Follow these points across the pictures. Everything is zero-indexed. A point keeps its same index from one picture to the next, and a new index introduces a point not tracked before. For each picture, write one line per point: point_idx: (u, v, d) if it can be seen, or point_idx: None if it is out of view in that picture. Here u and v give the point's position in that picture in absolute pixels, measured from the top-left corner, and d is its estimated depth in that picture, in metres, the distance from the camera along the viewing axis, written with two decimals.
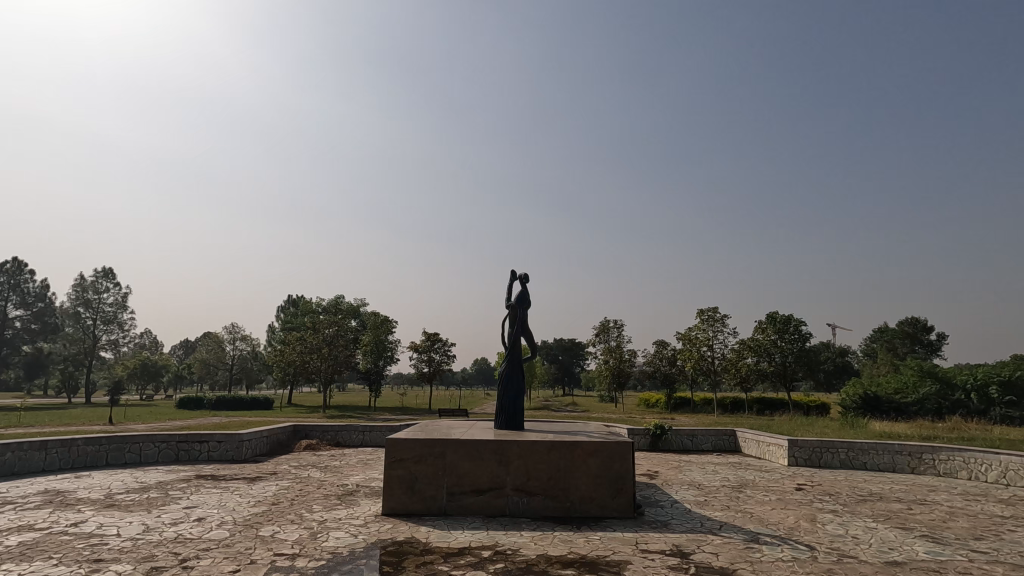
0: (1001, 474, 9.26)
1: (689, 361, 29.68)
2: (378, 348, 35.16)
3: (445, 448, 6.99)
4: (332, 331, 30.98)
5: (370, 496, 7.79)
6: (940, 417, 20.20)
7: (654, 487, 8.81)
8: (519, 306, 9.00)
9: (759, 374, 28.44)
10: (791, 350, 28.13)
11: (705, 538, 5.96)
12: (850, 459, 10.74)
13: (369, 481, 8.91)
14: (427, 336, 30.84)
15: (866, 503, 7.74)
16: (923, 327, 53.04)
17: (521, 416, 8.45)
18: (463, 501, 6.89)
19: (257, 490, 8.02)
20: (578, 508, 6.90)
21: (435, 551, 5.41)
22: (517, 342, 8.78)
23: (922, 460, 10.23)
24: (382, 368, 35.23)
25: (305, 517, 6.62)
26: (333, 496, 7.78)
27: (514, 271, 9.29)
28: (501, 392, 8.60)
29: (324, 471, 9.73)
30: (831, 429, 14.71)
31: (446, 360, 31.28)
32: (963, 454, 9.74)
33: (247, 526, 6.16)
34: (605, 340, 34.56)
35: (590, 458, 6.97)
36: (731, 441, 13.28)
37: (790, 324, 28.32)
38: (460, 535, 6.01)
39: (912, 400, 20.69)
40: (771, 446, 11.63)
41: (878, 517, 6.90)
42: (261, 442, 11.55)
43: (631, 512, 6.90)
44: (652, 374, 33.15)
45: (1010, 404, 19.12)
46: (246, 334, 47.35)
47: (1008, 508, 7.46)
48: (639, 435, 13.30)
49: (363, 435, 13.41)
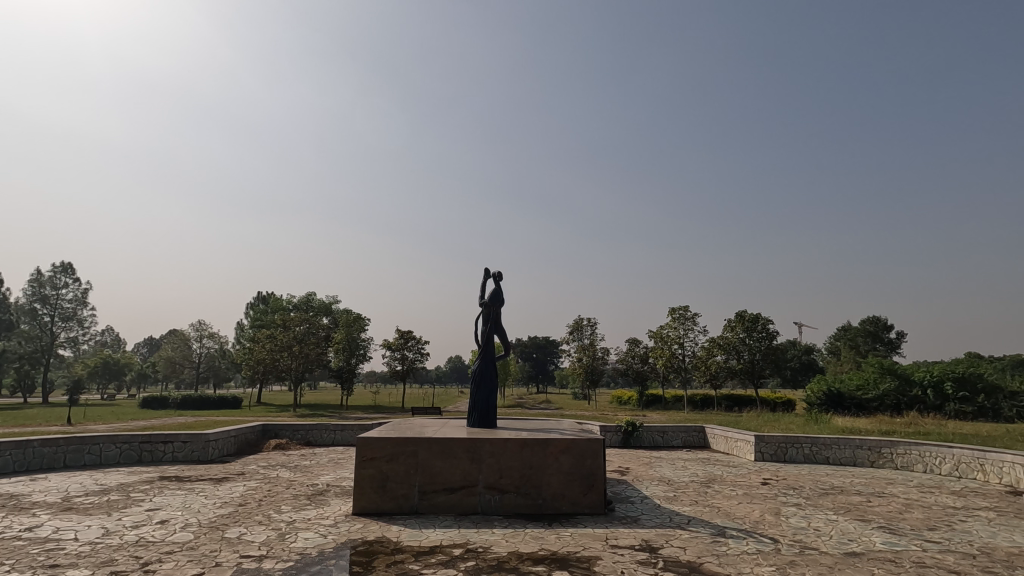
0: (953, 467, 9.64)
1: (661, 359, 30.14)
2: (350, 347, 34.70)
3: (418, 446, 6.95)
4: (303, 330, 30.48)
5: (340, 496, 7.70)
6: (898, 412, 20.93)
7: (625, 483, 8.93)
8: (492, 304, 8.99)
9: (729, 371, 29.00)
10: (758, 348, 28.89)
11: (674, 533, 6.08)
12: (814, 454, 11.07)
13: (340, 480, 8.80)
14: (400, 333, 30.62)
15: (828, 496, 7.99)
16: (884, 327, 55.01)
17: (493, 414, 8.45)
18: (435, 500, 6.86)
19: (223, 491, 7.85)
20: (549, 505, 6.95)
21: (407, 551, 5.38)
22: (490, 340, 8.77)
23: (881, 454, 10.60)
24: (355, 366, 34.60)
25: (273, 518, 6.52)
26: (302, 497, 7.65)
27: (487, 270, 9.28)
28: (473, 390, 8.59)
29: (293, 471, 9.55)
30: (796, 424, 15.16)
31: (420, 358, 31.06)
32: (918, 448, 10.14)
33: (213, 529, 6.03)
34: (579, 339, 34.82)
35: (562, 455, 7.02)
36: (700, 437, 13.56)
37: (757, 323, 29.04)
38: (432, 534, 5.98)
39: (873, 395, 21.39)
40: (739, 442, 11.90)
41: (839, 510, 7.14)
42: (228, 442, 11.29)
43: (602, 508, 6.99)
44: (625, 372, 33.47)
45: (963, 400, 19.94)
46: (214, 332, 46.29)
47: (959, 500, 7.80)
48: (611, 432, 13.44)
49: (334, 434, 13.25)
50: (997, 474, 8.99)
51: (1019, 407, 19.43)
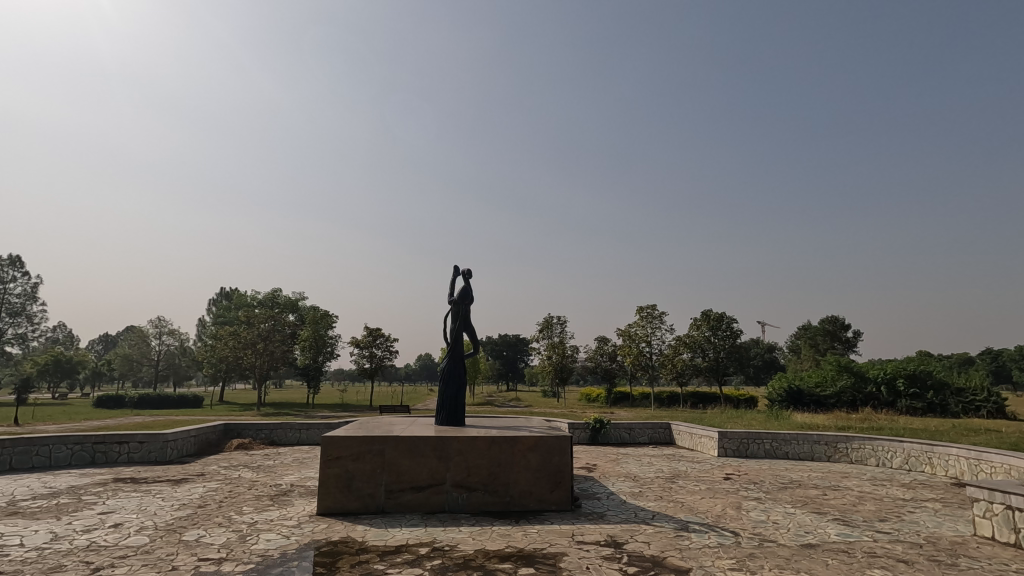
0: (904, 460, 10.09)
1: (629, 356, 30.49)
2: (317, 344, 34.16)
3: (385, 445, 6.87)
4: (268, 326, 29.90)
5: (305, 496, 7.58)
6: (855, 408, 21.69)
7: (592, 479, 9.02)
8: (461, 301, 8.96)
9: (694, 369, 29.56)
10: (723, 346, 29.73)
11: (638, 528, 6.18)
12: (774, 449, 11.40)
13: (305, 480, 8.65)
14: (369, 331, 30.27)
15: (786, 490, 8.24)
16: (841, 326, 57.00)
17: (462, 412, 8.42)
18: (402, 498, 6.81)
19: (182, 493, 7.60)
20: (516, 502, 6.96)
21: (372, 551, 5.32)
22: (458, 337, 8.74)
23: (837, 449, 10.98)
24: (322, 364, 34.04)
25: (234, 519, 6.35)
26: (265, 497, 7.50)
27: (457, 267, 9.26)
28: (441, 388, 8.54)
29: (256, 471, 9.35)
30: (757, 421, 15.56)
31: (389, 356, 30.75)
32: (872, 442, 10.56)
33: (169, 531, 5.83)
34: (549, 336, 35.00)
35: (529, 452, 7.06)
36: (666, 434, 13.82)
37: (722, 321, 29.91)
38: (398, 533, 5.92)
39: (830, 392, 22.14)
40: (703, 438, 12.17)
41: (797, 503, 7.38)
42: (187, 442, 10.96)
43: (569, 504, 7.05)
44: (593, 369, 33.76)
45: (914, 396, 20.87)
46: (174, 329, 44.82)
47: (910, 492, 8.15)
48: (579, 429, 13.56)
49: (300, 433, 13.02)
50: (944, 466, 9.42)
51: (965, 402, 20.44)
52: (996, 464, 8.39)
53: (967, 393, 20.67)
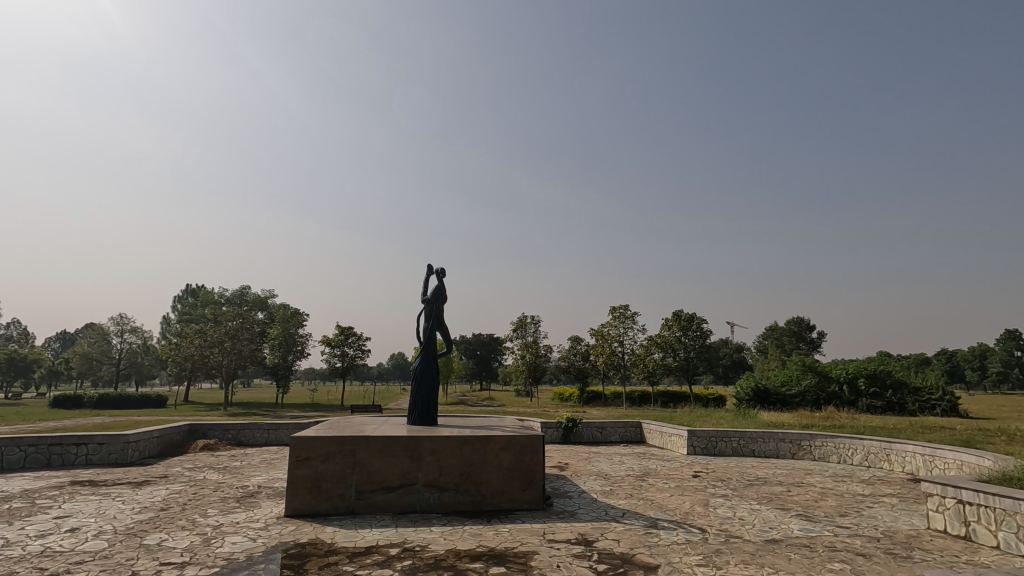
0: (863, 457, 10.44)
1: (601, 356, 30.76)
2: (287, 343, 33.60)
3: (356, 445, 6.79)
4: (235, 325, 29.32)
5: (273, 498, 7.43)
6: (818, 407, 22.29)
7: (563, 478, 9.07)
8: (434, 301, 8.91)
9: (665, 369, 29.99)
10: (693, 346, 30.27)
11: (609, 525, 6.26)
12: (741, 447, 11.65)
13: (273, 481, 8.49)
14: (341, 329, 29.86)
15: (752, 487, 8.44)
16: (806, 327, 58.71)
17: (435, 411, 8.38)
18: (373, 499, 6.73)
19: (143, 495, 7.38)
20: (489, 501, 6.96)
21: (341, 552, 5.25)
22: (431, 337, 8.68)
23: (801, 446, 11.30)
24: (291, 363, 33.44)
25: (199, 522, 6.19)
26: (231, 499, 7.33)
27: (430, 266, 9.21)
28: (414, 388, 8.47)
29: (222, 473, 9.13)
30: (724, 420, 15.70)
31: (360, 355, 30.40)
32: (834, 441, 10.90)
33: (130, 535, 5.65)
34: (522, 336, 35.05)
35: (501, 451, 7.07)
36: (636, 432, 14.00)
37: (692, 322, 30.45)
38: (368, 534, 5.87)
39: (795, 391, 22.66)
40: (673, 437, 12.38)
41: (762, 500, 7.56)
42: (150, 443, 10.63)
43: (540, 503, 7.08)
44: (566, 369, 33.92)
45: (874, 395, 21.64)
46: (137, 326, 43.37)
47: (869, 487, 8.45)
48: (552, 429, 13.62)
49: (268, 433, 12.77)
50: (901, 463, 9.79)
51: (921, 401, 21.31)
52: (949, 460, 8.77)
53: (923, 392, 21.54)
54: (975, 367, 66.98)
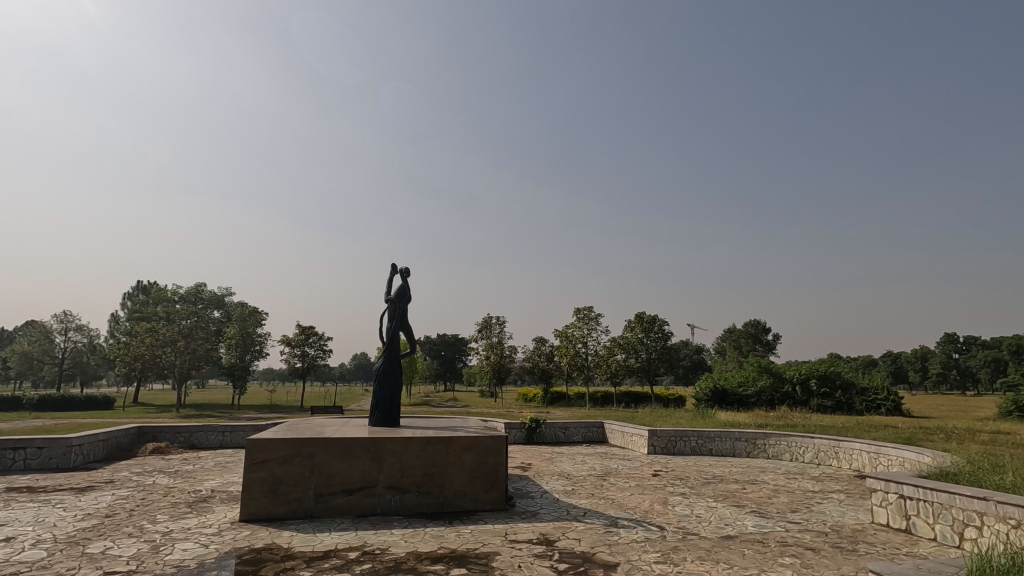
0: (814, 455, 10.86)
1: (565, 357, 30.99)
2: (244, 343, 32.65)
3: (315, 448, 6.65)
4: (190, 323, 28.28)
5: (227, 502, 7.20)
6: (773, 407, 22.91)
7: (526, 478, 9.10)
8: (398, 300, 8.81)
9: (627, 369, 30.45)
10: (654, 348, 30.87)
11: (570, 525, 6.32)
12: (699, 446, 11.95)
13: (228, 485, 8.22)
14: (301, 329, 29.19)
15: (709, 485, 8.66)
16: (762, 329, 60.81)
17: (397, 413, 8.28)
18: (333, 502, 6.60)
19: (87, 502, 7.02)
20: (451, 503, 6.92)
21: (298, 557, 5.13)
22: (395, 337, 8.59)
23: (756, 445, 11.66)
24: (249, 363, 32.49)
25: (147, 529, 5.93)
26: (182, 504, 7.05)
27: (395, 265, 9.12)
28: (376, 389, 8.35)
29: (174, 477, 8.78)
30: (684, 420, 15.89)
31: (322, 355, 29.80)
32: (787, 439, 11.30)
33: (72, 544, 5.37)
34: (487, 336, 35.01)
35: (464, 452, 7.04)
36: (599, 432, 14.18)
37: (654, 324, 31.04)
38: (326, 538, 5.75)
39: (752, 392, 23.23)
40: (634, 437, 12.58)
41: (718, 497, 7.78)
42: (95, 447, 10.12)
43: (502, 504, 7.09)
44: (531, 370, 34.04)
45: (824, 395, 22.63)
46: (82, 325, 41.32)
47: (819, 484, 8.79)
48: (515, 429, 13.64)
49: (223, 436, 12.36)
50: (848, 460, 10.22)
51: (867, 400, 22.39)
52: (892, 457, 9.21)
53: (869, 392, 22.64)
54: (917, 368, 70.71)
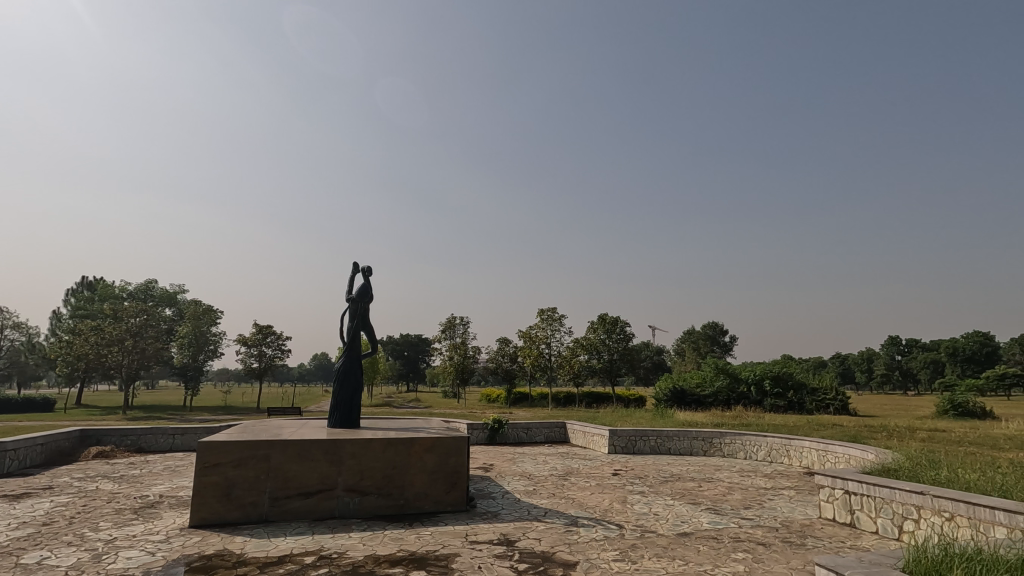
0: (767, 453, 11.22)
1: (529, 358, 31.13)
2: (197, 342, 31.55)
3: (271, 449, 6.47)
4: (139, 322, 27.09)
5: (176, 508, 6.92)
6: (728, 406, 23.60)
7: (488, 479, 9.09)
8: (360, 299, 8.66)
9: (590, 370, 30.81)
10: (616, 349, 31.33)
11: (531, 525, 6.34)
12: (658, 445, 12.18)
13: (177, 490, 7.90)
14: (259, 328, 28.36)
15: (668, 483, 8.85)
16: (720, 331, 62.60)
17: (357, 413, 8.14)
18: (289, 505, 6.44)
19: (22, 510, 6.63)
20: (411, 505, 6.85)
21: (251, 563, 4.98)
22: (356, 337, 8.44)
23: (712, 444, 11.96)
24: (202, 363, 31.37)
25: (88, 537, 5.65)
26: (128, 510, 6.75)
27: (357, 263, 8.96)
28: (335, 389, 8.18)
29: (118, 482, 8.38)
30: (644, 420, 16.16)
31: (279, 355, 29.03)
32: (742, 438, 11.64)
33: (4, 555, 5.06)
34: (451, 337, 34.82)
35: (426, 454, 6.99)
36: (561, 432, 14.29)
37: (616, 325, 31.50)
38: (281, 543, 5.60)
39: (709, 392, 23.86)
40: (595, 437, 12.74)
41: (675, 495, 7.95)
42: (33, 451, 9.57)
43: (464, 505, 7.06)
44: (494, 370, 34.05)
45: (777, 395, 23.46)
46: (20, 322, 39.08)
47: (771, 481, 9.10)
48: (478, 429, 13.61)
49: (173, 438, 11.89)
50: (798, 458, 10.62)
51: (817, 400, 23.34)
52: (839, 454, 9.62)
53: (819, 392, 23.64)
54: (863, 369, 74.05)
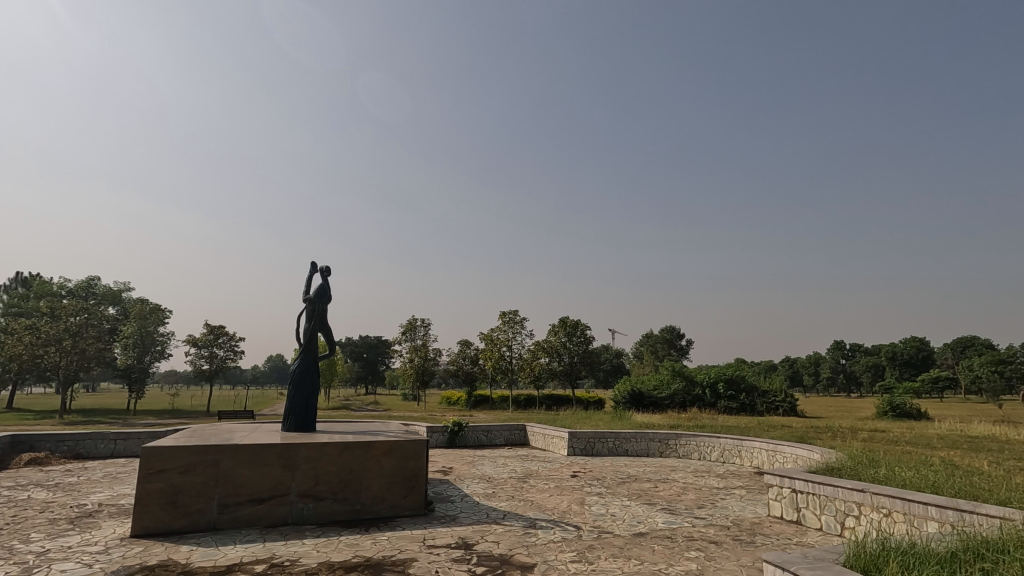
0: (720, 454, 11.56)
1: (489, 360, 31.07)
2: (143, 342, 30.08)
3: (221, 455, 6.24)
4: (78, 321, 25.69)
5: (117, 517, 6.58)
6: (684, 408, 24.16)
7: (447, 482, 9.02)
8: (317, 300, 8.47)
9: (550, 373, 31.02)
10: (577, 352, 31.67)
11: (489, 528, 6.32)
12: (616, 447, 12.38)
13: (119, 498, 7.52)
14: (210, 329, 27.36)
15: (625, 484, 9.00)
16: (677, 335, 64.09)
17: (313, 417, 7.94)
18: (239, 512, 6.22)
19: None
20: (368, 510, 6.73)
21: (198, 573, 4.79)
22: (313, 338, 8.24)
23: (668, 445, 12.24)
24: (148, 365, 29.99)
25: (19, 550, 5.31)
26: (63, 520, 6.38)
27: (315, 263, 8.76)
28: (290, 392, 7.96)
29: (53, 491, 7.90)
30: (602, 422, 16.36)
31: (232, 356, 28.06)
32: (696, 440, 11.95)
33: None
34: (411, 339, 34.40)
35: (383, 458, 6.88)
36: (521, 435, 14.33)
37: (577, 328, 31.86)
38: (230, 551, 5.40)
39: (666, 394, 24.35)
40: (555, 438, 12.85)
41: (632, 496, 8.09)
42: None
43: (422, 509, 6.98)
44: (455, 373, 33.86)
45: (730, 397, 24.20)
46: None
47: (723, 481, 9.38)
48: (437, 433, 13.51)
49: (115, 444, 11.32)
50: (749, 458, 10.97)
51: (768, 402, 24.21)
52: (787, 454, 9.99)
53: (769, 395, 24.52)
54: (811, 373, 77.26)
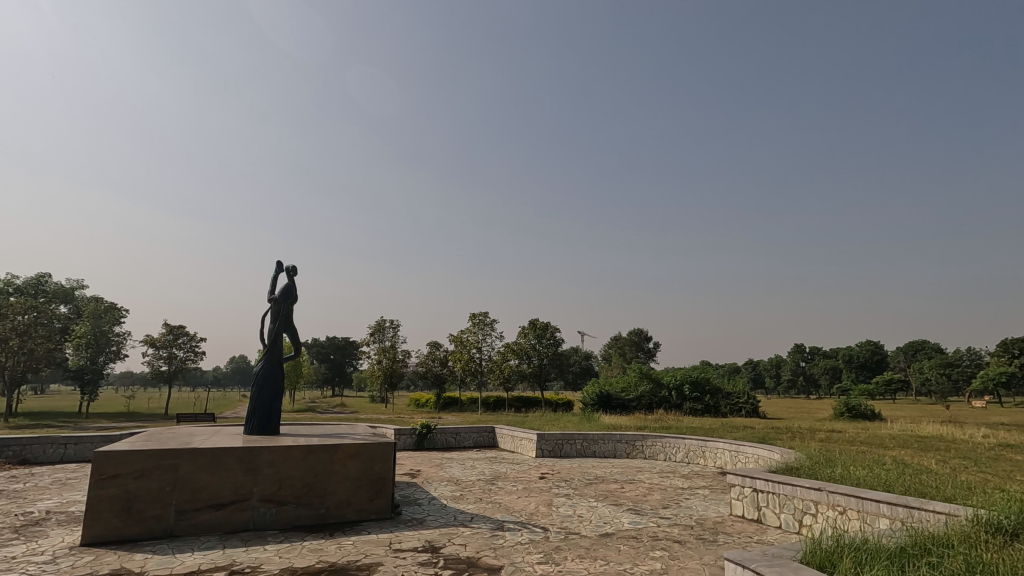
0: (684, 454, 11.79)
1: (459, 362, 30.91)
2: (97, 343, 28.86)
3: (178, 459, 6.03)
4: (27, 320, 24.53)
5: (67, 524, 6.30)
6: (651, 410, 24.52)
7: (414, 485, 8.94)
8: (283, 300, 8.29)
9: (520, 374, 31.07)
10: (546, 354, 31.80)
11: (456, 531, 6.29)
12: (584, 448, 12.48)
13: (69, 505, 7.20)
14: (169, 329, 26.47)
15: (592, 485, 9.08)
16: (645, 338, 65.07)
17: (277, 419, 7.76)
18: (198, 518, 6.03)
19: None
20: (332, 514, 6.61)
21: None
22: (278, 339, 8.06)
23: (634, 446, 12.41)
24: (102, 366, 28.81)
25: None
26: (7, 529, 6.07)
27: (280, 262, 8.57)
28: (253, 394, 7.76)
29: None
30: (571, 423, 16.46)
31: (192, 357, 27.20)
32: (662, 441, 12.14)
33: None
34: (380, 340, 33.97)
35: (349, 461, 6.77)
36: (489, 437, 14.31)
37: (547, 330, 32.02)
38: (188, 558, 5.23)
39: (633, 396, 24.67)
40: (523, 440, 12.88)
41: (599, 497, 8.17)
42: None
43: (389, 512, 6.89)
44: (424, 375, 33.57)
45: (695, 399, 24.68)
46: None
47: (688, 481, 9.57)
48: (405, 435, 13.37)
49: (64, 449, 10.81)
50: (713, 458, 11.22)
51: (731, 403, 24.80)
52: (748, 455, 10.25)
53: (732, 396, 25.13)
54: (772, 375, 79.49)
